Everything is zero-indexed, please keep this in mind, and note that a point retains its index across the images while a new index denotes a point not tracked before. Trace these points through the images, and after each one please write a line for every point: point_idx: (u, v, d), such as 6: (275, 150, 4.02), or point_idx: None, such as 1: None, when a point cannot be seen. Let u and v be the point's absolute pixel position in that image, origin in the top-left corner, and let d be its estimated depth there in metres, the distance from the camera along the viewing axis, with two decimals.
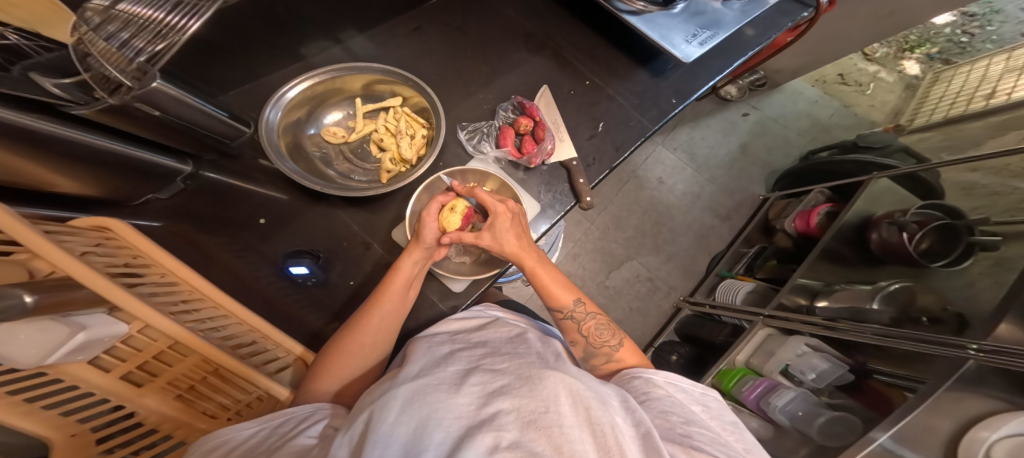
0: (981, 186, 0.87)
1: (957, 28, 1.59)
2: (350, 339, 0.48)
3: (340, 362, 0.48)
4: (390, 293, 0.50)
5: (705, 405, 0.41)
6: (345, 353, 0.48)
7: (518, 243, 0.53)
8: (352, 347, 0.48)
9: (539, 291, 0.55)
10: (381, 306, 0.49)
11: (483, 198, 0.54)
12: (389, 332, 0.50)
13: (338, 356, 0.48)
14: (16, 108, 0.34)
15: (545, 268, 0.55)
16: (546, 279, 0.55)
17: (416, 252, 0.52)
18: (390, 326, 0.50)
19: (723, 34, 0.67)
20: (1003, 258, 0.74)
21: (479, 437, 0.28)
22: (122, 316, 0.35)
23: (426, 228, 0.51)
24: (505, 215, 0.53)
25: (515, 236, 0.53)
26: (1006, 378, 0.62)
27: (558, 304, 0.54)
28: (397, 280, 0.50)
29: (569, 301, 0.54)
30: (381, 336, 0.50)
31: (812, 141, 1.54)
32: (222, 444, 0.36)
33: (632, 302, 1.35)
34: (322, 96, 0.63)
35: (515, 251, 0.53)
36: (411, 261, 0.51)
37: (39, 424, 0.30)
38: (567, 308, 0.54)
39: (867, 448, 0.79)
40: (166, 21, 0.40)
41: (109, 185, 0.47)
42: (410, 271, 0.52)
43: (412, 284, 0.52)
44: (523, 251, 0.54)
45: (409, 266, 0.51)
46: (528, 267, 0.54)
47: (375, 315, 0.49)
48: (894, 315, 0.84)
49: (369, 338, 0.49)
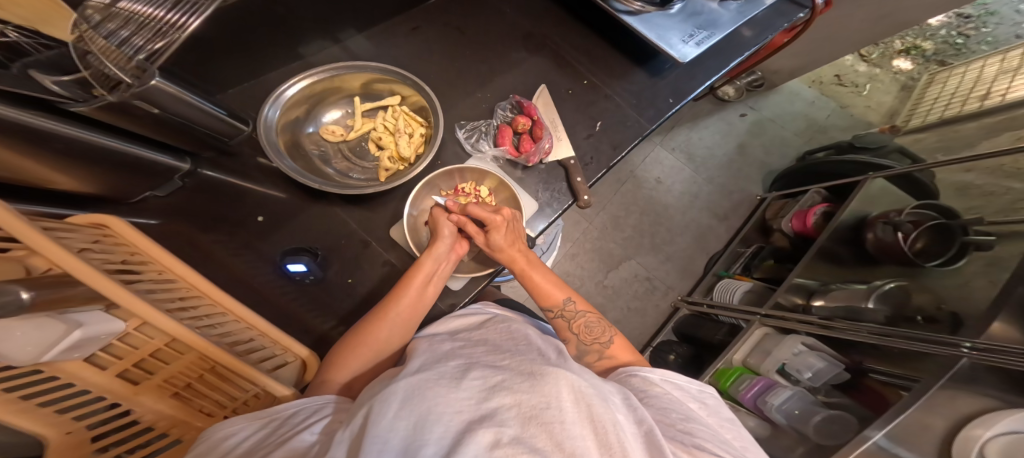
0: (976, 187, 0.90)
1: (952, 29, 1.60)
2: (368, 332, 0.48)
3: (355, 355, 0.48)
4: (410, 288, 0.50)
5: (703, 402, 0.41)
6: (362, 346, 0.48)
7: (512, 250, 0.54)
8: (368, 342, 0.48)
9: (531, 292, 0.56)
10: (399, 300, 0.50)
11: (476, 213, 0.53)
12: (406, 328, 0.50)
13: (355, 348, 0.48)
14: (16, 105, 0.34)
15: (538, 270, 0.56)
16: (540, 281, 0.56)
17: (441, 244, 0.53)
18: (408, 322, 0.50)
19: (720, 34, 0.67)
20: (996, 258, 0.75)
21: (479, 433, 0.28)
22: (119, 314, 0.35)
23: (440, 221, 0.54)
24: (501, 225, 0.53)
25: (509, 243, 0.54)
26: (1001, 377, 0.63)
27: (549, 303, 0.55)
28: (418, 276, 0.51)
29: (559, 300, 0.55)
30: (397, 331, 0.49)
31: (809, 141, 1.54)
32: (224, 439, 0.36)
33: (630, 302, 1.35)
34: (321, 95, 0.63)
35: (509, 256, 0.54)
36: (432, 259, 0.52)
37: (37, 423, 0.31)
38: (558, 306, 0.55)
39: (861, 448, 0.78)
40: (167, 19, 0.41)
41: (108, 184, 0.48)
42: (430, 267, 0.52)
43: (432, 281, 0.53)
44: (517, 255, 0.55)
45: (430, 262, 0.52)
46: (520, 268, 0.55)
47: (393, 310, 0.49)
48: (890, 314, 0.85)
49: (385, 332, 0.49)
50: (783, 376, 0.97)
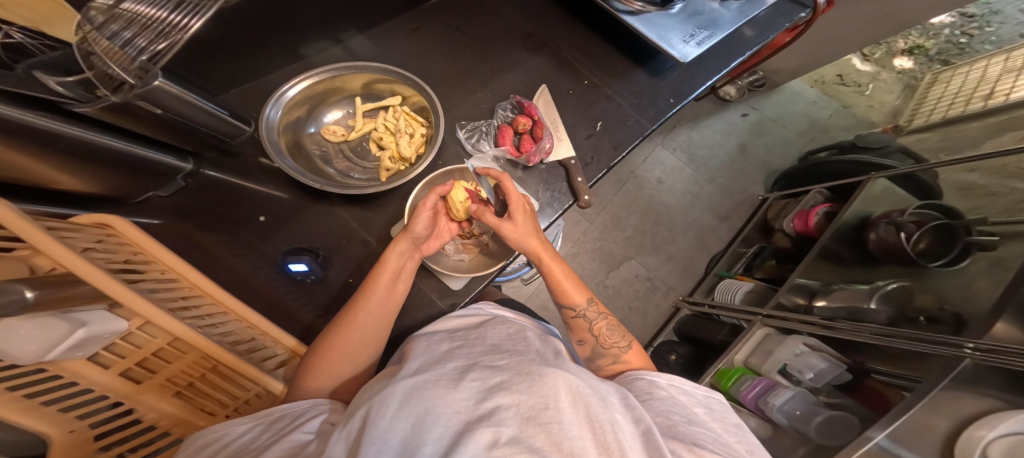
0: (980, 186, 0.89)
1: (956, 29, 1.59)
2: (340, 334, 0.48)
3: (329, 359, 0.48)
4: (377, 285, 0.50)
5: (708, 407, 0.41)
6: (335, 349, 0.48)
7: (534, 238, 0.55)
8: (341, 344, 0.48)
9: (552, 286, 0.56)
10: (369, 298, 0.50)
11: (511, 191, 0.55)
12: (378, 329, 0.50)
13: (330, 351, 0.48)
14: (18, 105, 0.34)
15: (559, 264, 0.57)
16: (560, 275, 0.56)
17: (403, 242, 0.53)
18: (380, 322, 0.50)
19: (721, 34, 0.67)
20: (999, 258, 0.75)
21: (478, 433, 0.28)
22: (122, 313, 0.35)
23: (417, 217, 0.54)
24: (518, 207, 0.55)
25: (530, 231, 0.55)
26: (1003, 377, 0.63)
27: (571, 302, 0.56)
28: (385, 271, 0.51)
29: (581, 301, 0.56)
30: (370, 334, 0.50)
31: (812, 141, 1.54)
32: (214, 442, 0.36)
33: (631, 302, 1.35)
34: (322, 95, 0.64)
35: (531, 244, 0.54)
36: (397, 254, 0.52)
37: (39, 421, 0.31)
38: (579, 307, 0.55)
39: (864, 448, 0.78)
40: (170, 20, 0.40)
41: (111, 184, 0.48)
42: (397, 262, 0.52)
43: (400, 277, 0.53)
44: (539, 246, 0.55)
45: (395, 258, 0.52)
46: (543, 260, 0.56)
47: (363, 309, 0.49)
48: (892, 314, 0.84)
49: (357, 334, 0.49)
50: (784, 377, 0.96)
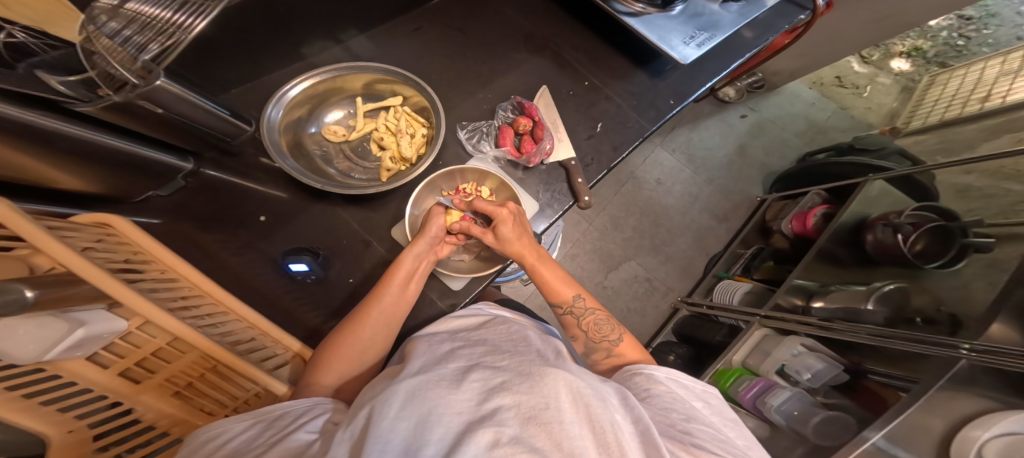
0: (976, 189, 0.90)
1: (953, 31, 1.60)
2: (349, 333, 0.48)
3: (337, 356, 0.48)
4: (391, 285, 0.51)
5: (706, 401, 0.41)
6: (342, 347, 0.48)
7: (524, 244, 0.54)
8: (349, 342, 0.48)
9: (540, 287, 0.57)
10: (382, 297, 0.50)
11: (482, 206, 0.54)
12: (390, 326, 0.50)
13: (337, 348, 0.48)
14: (19, 105, 0.34)
15: (546, 265, 0.56)
16: (548, 275, 0.56)
17: (420, 243, 0.53)
18: (392, 318, 0.51)
19: (721, 35, 0.67)
20: (996, 260, 0.76)
21: (479, 432, 0.28)
22: (122, 313, 0.35)
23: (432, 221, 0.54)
24: (507, 219, 0.54)
25: (519, 238, 0.54)
26: (998, 378, 0.63)
27: (559, 299, 0.56)
28: (399, 274, 0.51)
29: (569, 296, 0.56)
30: (382, 331, 0.50)
31: (810, 143, 1.55)
32: (215, 440, 0.36)
33: (629, 302, 1.36)
34: (323, 95, 0.64)
35: (520, 251, 0.54)
36: (413, 256, 0.53)
37: (37, 421, 0.30)
38: (567, 303, 0.56)
39: (860, 448, 0.78)
40: (173, 20, 0.40)
41: (111, 182, 0.48)
42: (411, 265, 0.53)
43: (413, 278, 0.53)
44: (528, 251, 0.55)
45: (410, 259, 0.53)
46: (531, 265, 0.55)
47: (376, 307, 0.50)
48: (889, 316, 0.85)
49: (368, 331, 0.49)
50: (782, 377, 0.97)
